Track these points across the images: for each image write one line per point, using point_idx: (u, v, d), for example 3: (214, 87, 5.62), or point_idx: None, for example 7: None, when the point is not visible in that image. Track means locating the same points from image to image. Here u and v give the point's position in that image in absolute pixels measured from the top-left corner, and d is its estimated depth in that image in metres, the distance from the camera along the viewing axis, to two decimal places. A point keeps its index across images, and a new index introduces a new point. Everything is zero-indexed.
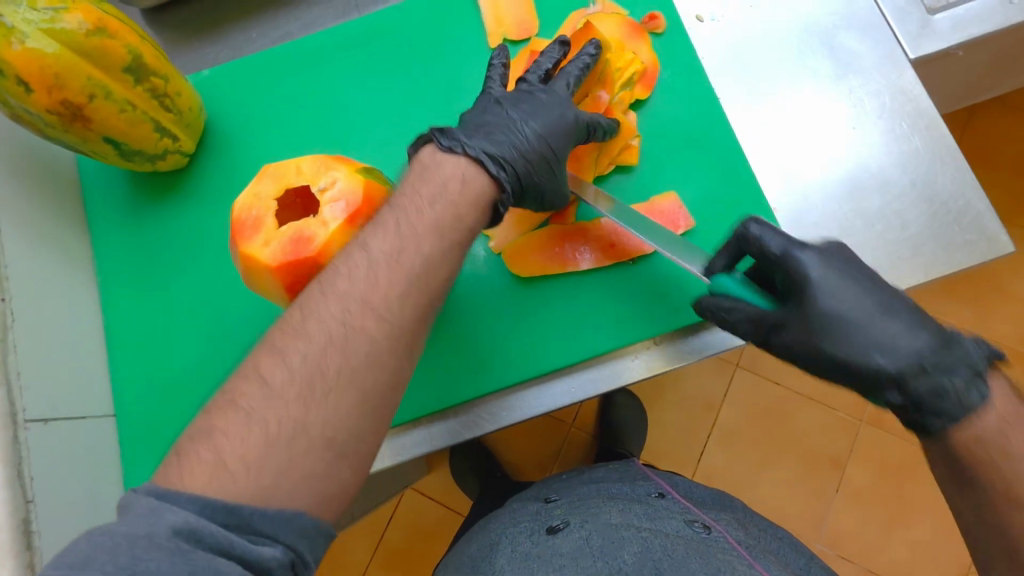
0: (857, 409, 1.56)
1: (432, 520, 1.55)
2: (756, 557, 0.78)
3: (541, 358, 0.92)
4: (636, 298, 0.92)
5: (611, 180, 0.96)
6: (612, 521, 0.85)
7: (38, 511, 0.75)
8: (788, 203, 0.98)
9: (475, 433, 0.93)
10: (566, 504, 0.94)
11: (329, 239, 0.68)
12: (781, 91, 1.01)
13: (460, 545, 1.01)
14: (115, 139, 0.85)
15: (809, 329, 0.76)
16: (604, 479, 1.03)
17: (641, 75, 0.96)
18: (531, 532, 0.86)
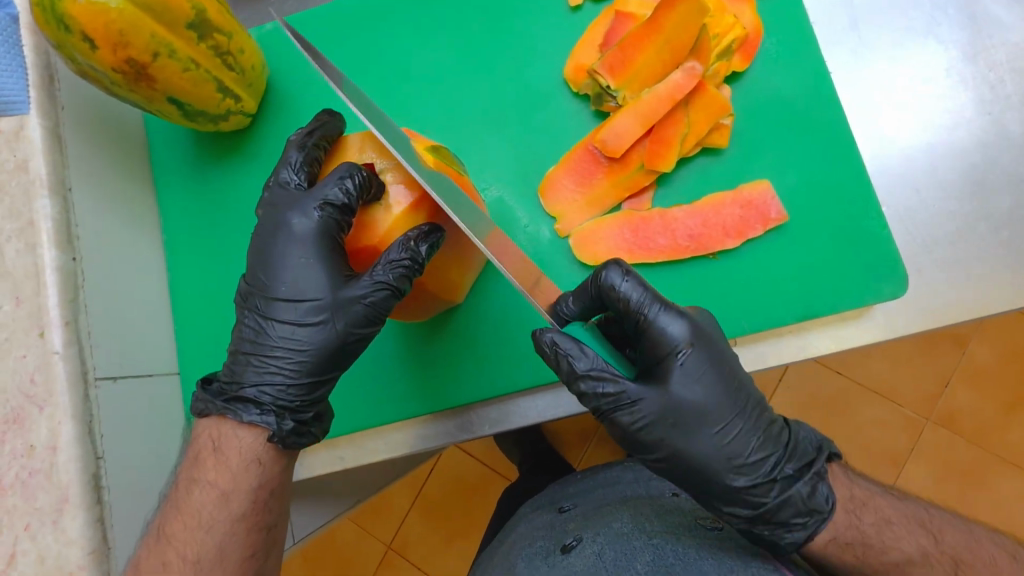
0: (928, 407, 1.42)
1: (473, 480, 1.56)
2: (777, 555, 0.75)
3: None
4: (714, 296, 0.85)
5: (696, 163, 0.86)
6: (624, 530, 0.82)
7: (107, 466, 0.79)
8: (897, 196, 0.86)
9: (510, 420, 0.91)
10: (580, 516, 0.90)
11: (394, 226, 0.66)
12: (898, 63, 0.88)
13: (478, 566, 0.98)
14: (178, 100, 0.83)
15: (664, 413, 0.70)
16: (620, 480, 0.96)
17: (742, 43, 0.84)
18: (546, 553, 0.83)
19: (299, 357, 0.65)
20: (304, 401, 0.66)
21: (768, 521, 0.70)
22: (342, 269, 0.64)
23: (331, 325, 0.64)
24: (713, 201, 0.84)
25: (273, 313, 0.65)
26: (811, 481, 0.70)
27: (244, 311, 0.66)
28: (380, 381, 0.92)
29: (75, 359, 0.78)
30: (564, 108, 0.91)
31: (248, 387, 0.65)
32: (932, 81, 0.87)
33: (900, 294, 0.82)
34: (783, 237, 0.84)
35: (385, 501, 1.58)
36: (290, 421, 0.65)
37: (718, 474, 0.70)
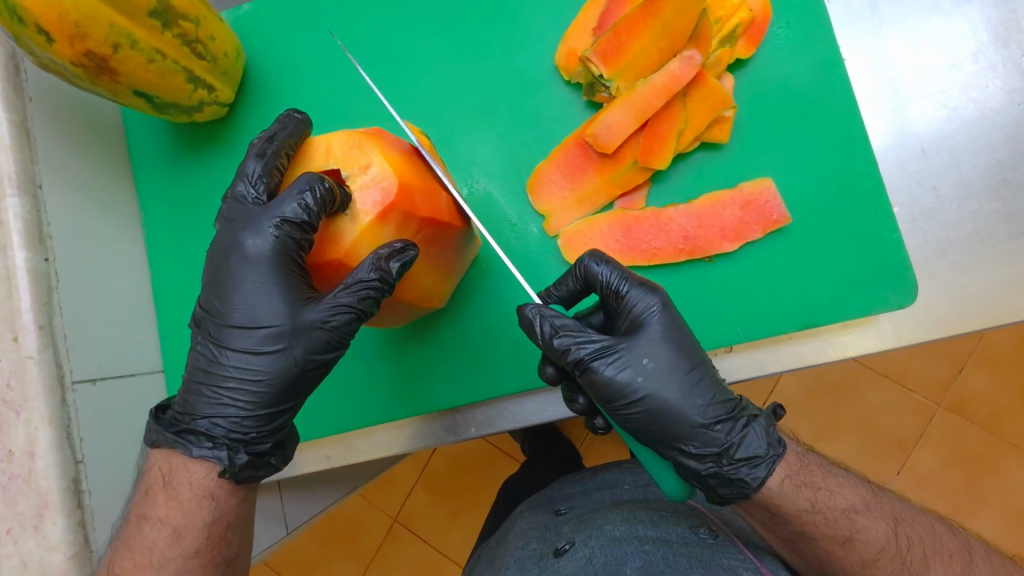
0: (937, 391, 1.37)
1: (474, 456, 1.56)
2: (767, 565, 0.70)
3: None
4: (709, 302, 0.81)
5: (694, 159, 0.81)
6: (616, 535, 0.76)
7: (88, 470, 0.78)
8: (914, 193, 0.79)
9: (495, 424, 0.88)
10: (574, 519, 0.87)
11: (360, 237, 0.64)
12: (922, 41, 0.80)
13: (474, 564, 0.96)
14: (145, 92, 0.79)
15: (631, 367, 0.66)
16: (618, 484, 0.94)
17: (748, 27, 0.77)
18: (538, 557, 0.78)
19: (254, 388, 0.65)
20: (261, 433, 0.66)
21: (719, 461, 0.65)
22: (300, 291, 0.64)
23: (290, 353, 0.64)
24: (711, 200, 0.79)
25: (229, 342, 0.65)
26: (745, 420, 0.66)
27: (202, 339, 0.67)
28: (362, 384, 0.90)
29: (50, 363, 0.76)
30: (555, 97, 0.85)
31: (197, 417, 0.65)
32: (962, 67, 0.80)
33: (909, 304, 0.78)
34: (786, 238, 0.79)
35: (391, 474, 1.57)
36: (244, 454, 0.65)
37: (680, 412, 0.65)
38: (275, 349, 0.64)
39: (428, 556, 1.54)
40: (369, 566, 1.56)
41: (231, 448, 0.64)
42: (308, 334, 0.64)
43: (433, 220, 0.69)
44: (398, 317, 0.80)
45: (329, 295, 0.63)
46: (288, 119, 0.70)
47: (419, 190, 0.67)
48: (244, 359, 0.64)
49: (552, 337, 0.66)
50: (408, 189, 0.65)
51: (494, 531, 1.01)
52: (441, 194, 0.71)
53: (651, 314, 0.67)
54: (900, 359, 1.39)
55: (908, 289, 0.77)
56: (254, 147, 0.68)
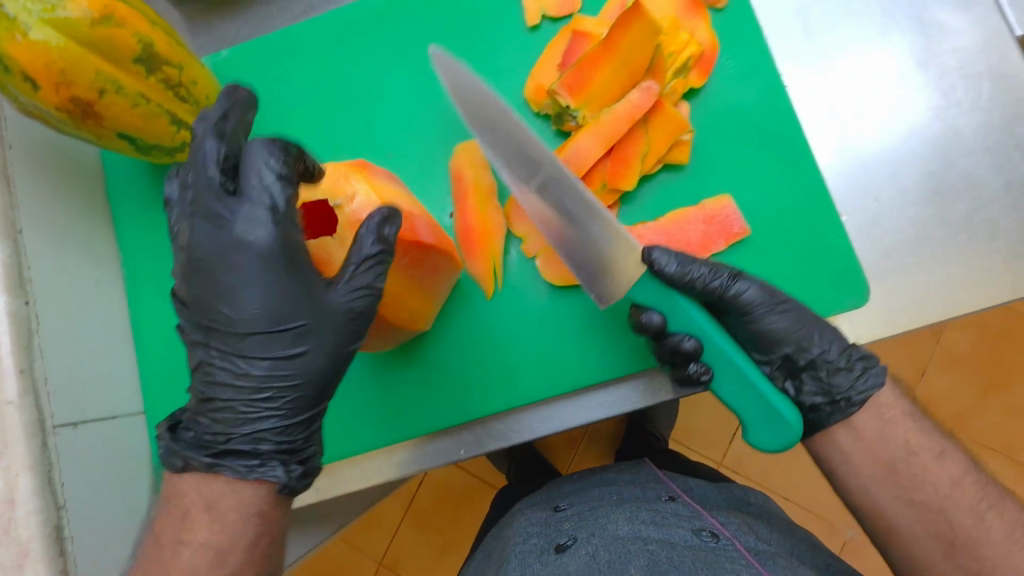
0: None
1: (461, 488, 1.54)
2: (768, 566, 0.70)
3: (554, 376, 0.88)
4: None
5: (660, 179, 0.86)
6: (618, 533, 0.78)
7: (70, 516, 0.76)
8: (861, 203, 0.87)
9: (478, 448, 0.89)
10: (574, 514, 0.88)
11: None
12: (854, 68, 0.89)
13: (472, 560, 0.97)
14: (129, 135, 0.81)
15: (771, 292, 0.77)
16: (615, 482, 0.98)
17: (698, 59, 0.85)
18: (540, 551, 0.80)
19: (291, 396, 0.67)
20: (305, 439, 0.69)
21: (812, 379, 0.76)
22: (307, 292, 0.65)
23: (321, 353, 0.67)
24: (677, 217, 0.84)
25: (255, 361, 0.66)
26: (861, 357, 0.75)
27: (214, 357, 0.65)
28: (346, 410, 0.91)
29: (31, 407, 0.74)
30: (526, 127, 0.91)
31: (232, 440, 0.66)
32: (894, 90, 0.89)
33: (864, 303, 0.85)
34: (748, 250, 0.85)
35: (376, 513, 1.55)
36: (297, 465, 0.68)
37: (806, 322, 0.77)
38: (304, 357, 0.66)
39: None
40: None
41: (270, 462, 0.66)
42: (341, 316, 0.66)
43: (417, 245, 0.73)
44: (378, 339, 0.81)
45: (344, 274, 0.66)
46: (234, 94, 0.65)
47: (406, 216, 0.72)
48: (278, 369, 0.66)
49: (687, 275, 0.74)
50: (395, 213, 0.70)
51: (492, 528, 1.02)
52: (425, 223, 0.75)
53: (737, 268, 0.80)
54: None
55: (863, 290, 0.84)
56: (211, 128, 0.63)
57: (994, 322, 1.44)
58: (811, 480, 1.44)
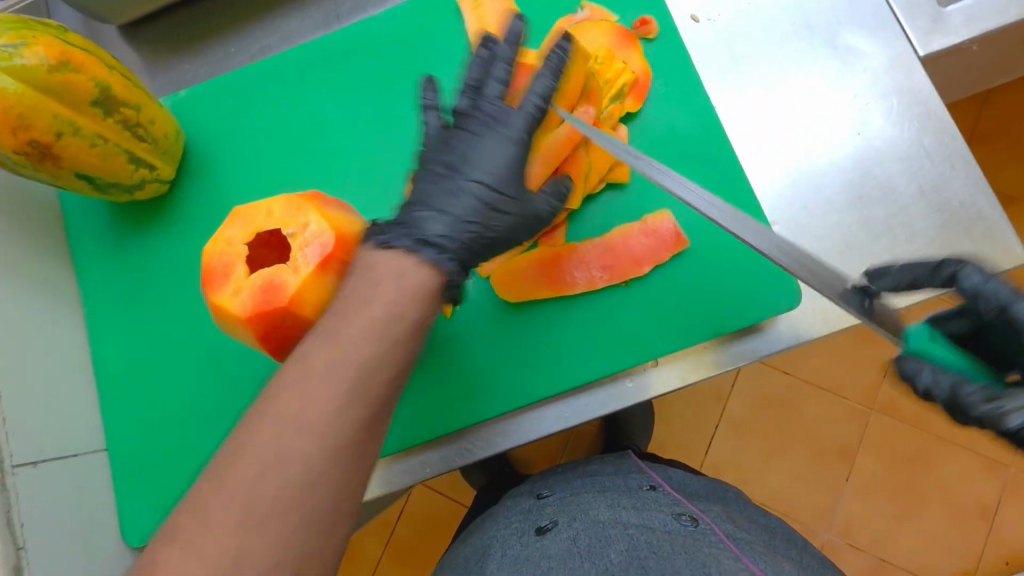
0: (870, 397, 1.50)
1: (442, 513, 1.54)
2: (745, 551, 0.75)
3: (516, 389, 0.90)
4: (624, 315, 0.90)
5: (602, 198, 0.91)
6: (600, 519, 0.82)
7: (29, 556, 0.75)
8: (792, 214, 0.94)
9: (447, 466, 0.91)
10: (556, 501, 0.92)
11: (300, 286, 0.69)
12: (778, 91, 0.97)
13: (455, 545, 1.01)
14: (87, 174, 0.83)
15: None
16: (600, 472, 1.01)
17: (633, 86, 0.91)
18: (521, 534, 0.84)
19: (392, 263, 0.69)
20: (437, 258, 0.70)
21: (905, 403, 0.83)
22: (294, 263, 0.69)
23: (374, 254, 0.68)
24: (620, 233, 0.89)
25: (452, 192, 0.74)
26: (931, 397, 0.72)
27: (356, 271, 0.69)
28: None
29: None
30: None
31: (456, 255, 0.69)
32: (818, 109, 0.96)
33: (795, 307, 0.87)
34: (691, 259, 0.88)
35: (357, 548, 1.54)
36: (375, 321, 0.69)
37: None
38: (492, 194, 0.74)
39: None
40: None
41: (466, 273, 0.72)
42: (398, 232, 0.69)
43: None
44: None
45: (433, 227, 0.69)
46: None
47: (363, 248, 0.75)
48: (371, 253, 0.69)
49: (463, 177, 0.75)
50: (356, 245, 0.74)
51: (477, 515, 1.05)
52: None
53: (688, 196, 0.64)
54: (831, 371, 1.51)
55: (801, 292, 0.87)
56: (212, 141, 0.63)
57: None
58: (785, 484, 1.49)
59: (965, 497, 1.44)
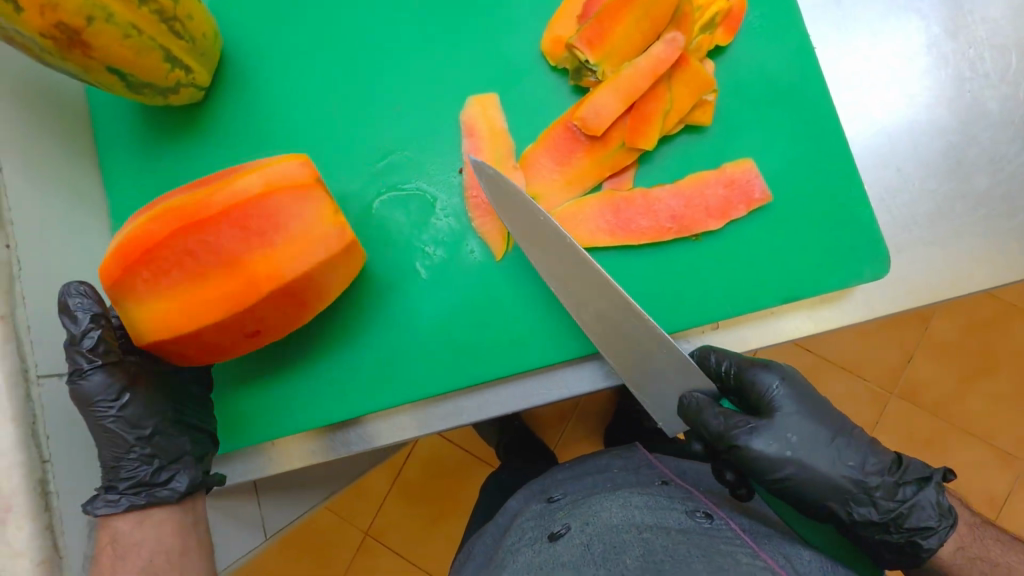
0: (890, 380, 1.44)
1: (450, 462, 1.53)
2: (765, 547, 0.73)
3: (568, 338, 0.87)
4: (531, 321, 0.87)
5: (678, 141, 0.83)
6: (613, 522, 0.81)
7: (55, 470, 0.72)
8: (879, 174, 0.85)
9: (491, 411, 0.89)
10: (568, 504, 0.92)
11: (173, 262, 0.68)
12: (880, 36, 0.86)
13: (472, 550, 1.00)
14: (119, 69, 0.75)
15: None
16: (608, 468, 1.00)
17: (725, 15, 0.80)
18: (535, 541, 0.84)
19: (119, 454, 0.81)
20: (126, 479, 0.81)
21: (764, 479, 0.72)
22: (79, 365, 0.77)
23: (105, 417, 0.79)
24: (695, 180, 0.81)
25: (111, 467, 0.81)
26: (908, 490, 0.72)
27: (120, 464, 0.81)
28: (351, 368, 0.89)
29: (13, 356, 0.70)
30: (542, 82, 0.87)
31: (175, 493, 0.84)
32: (915, 59, 0.86)
33: (881, 276, 0.80)
34: (769, 216, 0.81)
35: (364, 485, 1.53)
36: (125, 499, 0.80)
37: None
38: (115, 429, 0.80)
39: (404, 567, 1.52)
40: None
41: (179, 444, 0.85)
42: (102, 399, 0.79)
43: (149, 259, 0.68)
44: (282, 322, 0.75)
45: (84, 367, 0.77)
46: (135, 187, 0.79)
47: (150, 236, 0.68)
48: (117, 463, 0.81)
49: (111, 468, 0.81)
50: (136, 236, 0.68)
51: (489, 522, 1.04)
52: (190, 237, 0.68)
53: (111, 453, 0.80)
54: (861, 352, 1.46)
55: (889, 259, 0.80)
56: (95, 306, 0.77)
57: (981, 310, 1.44)
58: None
59: (978, 485, 1.42)
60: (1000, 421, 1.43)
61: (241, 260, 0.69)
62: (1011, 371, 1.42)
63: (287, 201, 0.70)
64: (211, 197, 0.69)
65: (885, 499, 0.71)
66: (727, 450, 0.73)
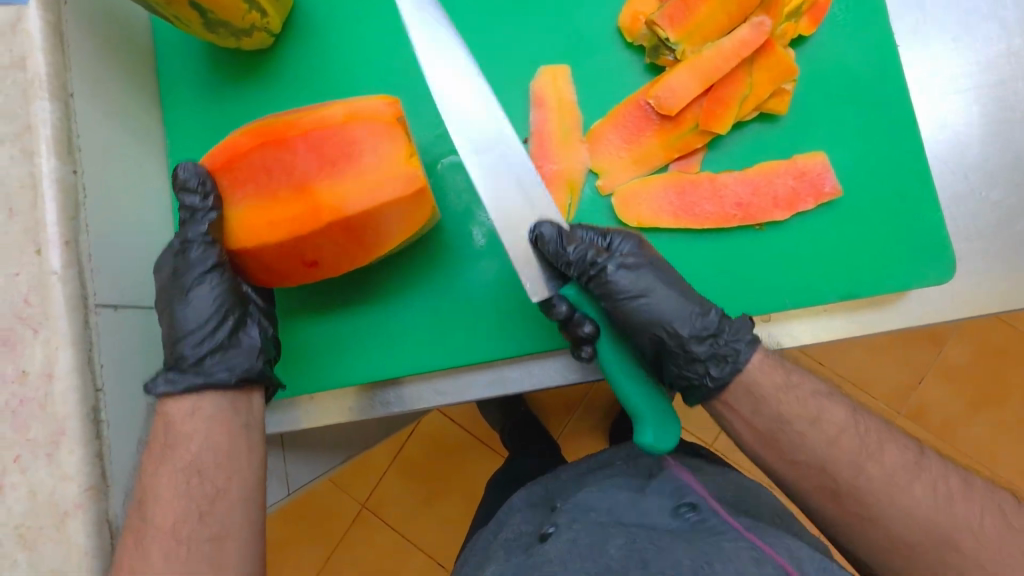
0: (898, 401, 1.44)
1: (454, 441, 1.54)
2: (759, 538, 0.67)
3: None
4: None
5: (750, 128, 0.82)
6: (599, 518, 0.75)
7: (106, 400, 0.73)
8: (946, 179, 0.84)
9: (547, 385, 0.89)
10: (558, 503, 0.86)
11: (240, 193, 0.76)
12: (961, 42, 0.85)
13: (465, 563, 0.91)
14: (201, 5, 0.74)
15: None
16: (612, 460, 0.94)
17: (812, 5, 0.79)
18: (525, 545, 0.77)
19: (195, 334, 0.77)
20: (193, 359, 0.77)
21: (621, 301, 0.74)
22: (188, 234, 0.77)
23: (195, 292, 0.77)
24: (766, 168, 0.80)
25: (177, 344, 0.77)
26: (713, 329, 0.74)
27: (186, 350, 0.77)
28: (438, 326, 0.89)
29: (74, 282, 0.70)
30: (615, 58, 0.86)
31: (233, 376, 0.77)
32: (994, 64, 0.84)
33: (945, 280, 0.81)
34: (835, 212, 0.81)
35: (364, 460, 1.53)
36: (186, 382, 0.75)
37: None
38: (193, 303, 0.77)
39: (399, 542, 1.52)
40: (336, 550, 1.53)
41: (245, 327, 0.80)
42: (192, 270, 0.77)
43: (237, 176, 0.75)
44: (334, 257, 0.76)
45: (192, 241, 0.77)
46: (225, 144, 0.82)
47: (241, 151, 0.75)
48: (186, 344, 0.77)
49: (178, 346, 0.77)
50: (226, 148, 0.76)
51: (485, 527, 0.96)
52: (269, 156, 0.73)
53: (185, 336, 0.77)
54: (873, 369, 1.45)
55: (950, 265, 0.80)
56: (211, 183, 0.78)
57: (997, 338, 1.43)
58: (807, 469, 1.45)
59: None
60: (1002, 450, 1.42)
61: (310, 186, 0.72)
62: (1018, 403, 1.42)
63: (363, 135, 0.74)
64: (299, 119, 0.74)
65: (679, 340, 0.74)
66: (587, 276, 0.74)
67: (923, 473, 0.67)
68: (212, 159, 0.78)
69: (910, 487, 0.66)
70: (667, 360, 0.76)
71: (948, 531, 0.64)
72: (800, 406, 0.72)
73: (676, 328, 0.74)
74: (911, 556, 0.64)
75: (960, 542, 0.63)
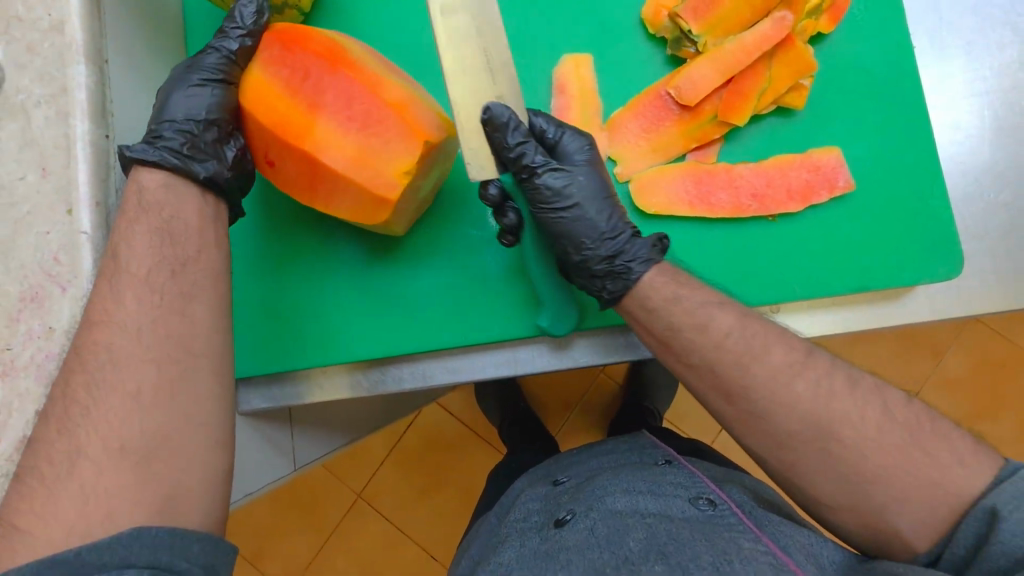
0: None
1: (451, 434, 1.55)
2: (768, 532, 0.68)
3: None
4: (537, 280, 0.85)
5: (767, 121, 0.84)
6: (616, 507, 0.75)
7: None
8: (955, 181, 0.86)
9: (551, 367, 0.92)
10: (572, 488, 0.88)
11: (266, 73, 0.77)
12: (976, 49, 0.87)
13: (471, 542, 0.93)
14: None
15: None
16: (615, 450, 0.97)
17: (831, 3, 0.81)
18: (540, 527, 0.79)
19: (190, 110, 0.76)
20: (178, 130, 0.75)
21: (545, 207, 0.79)
22: (198, 75, 0.77)
23: (206, 88, 0.77)
24: (781, 161, 0.82)
25: (178, 103, 0.76)
26: (626, 251, 0.77)
27: (168, 129, 0.75)
28: (445, 306, 0.91)
29: (103, 243, 0.72)
30: (638, 48, 0.87)
31: (200, 172, 0.74)
32: (1005, 71, 0.86)
33: (953, 276, 0.83)
34: (846, 207, 0.83)
35: (361, 448, 1.55)
36: (176, 134, 0.74)
37: None
38: (165, 140, 0.74)
39: (392, 534, 1.53)
40: (329, 536, 1.54)
41: (223, 144, 0.77)
42: (206, 67, 0.77)
43: (284, 54, 0.76)
44: (290, 179, 0.78)
45: (208, 54, 0.77)
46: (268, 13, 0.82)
47: (306, 45, 0.75)
48: (174, 118, 0.76)
49: (159, 129, 0.75)
50: (297, 34, 0.76)
51: (493, 506, 0.98)
52: (318, 70, 0.74)
53: (167, 126, 0.75)
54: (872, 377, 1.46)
55: (956, 263, 0.82)
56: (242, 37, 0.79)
57: (992, 350, 1.45)
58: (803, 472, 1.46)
59: None
60: None
61: (315, 113, 0.73)
62: (1010, 416, 1.43)
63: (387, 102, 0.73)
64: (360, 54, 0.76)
65: (585, 254, 0.78)
66: (520, 176, 0.78)
67: (807, 372, 0.67)
68: (279, 23, 0.80)
69: (793, 382, 0.65)
70: (573, 270, 0.81)
71: (832, 423, 0.63)
72: (689, 315, 0.71)
73: (586, 242, 0.78)
74: (801, 453, 0.63)
75: (841, 434, 0.63)
